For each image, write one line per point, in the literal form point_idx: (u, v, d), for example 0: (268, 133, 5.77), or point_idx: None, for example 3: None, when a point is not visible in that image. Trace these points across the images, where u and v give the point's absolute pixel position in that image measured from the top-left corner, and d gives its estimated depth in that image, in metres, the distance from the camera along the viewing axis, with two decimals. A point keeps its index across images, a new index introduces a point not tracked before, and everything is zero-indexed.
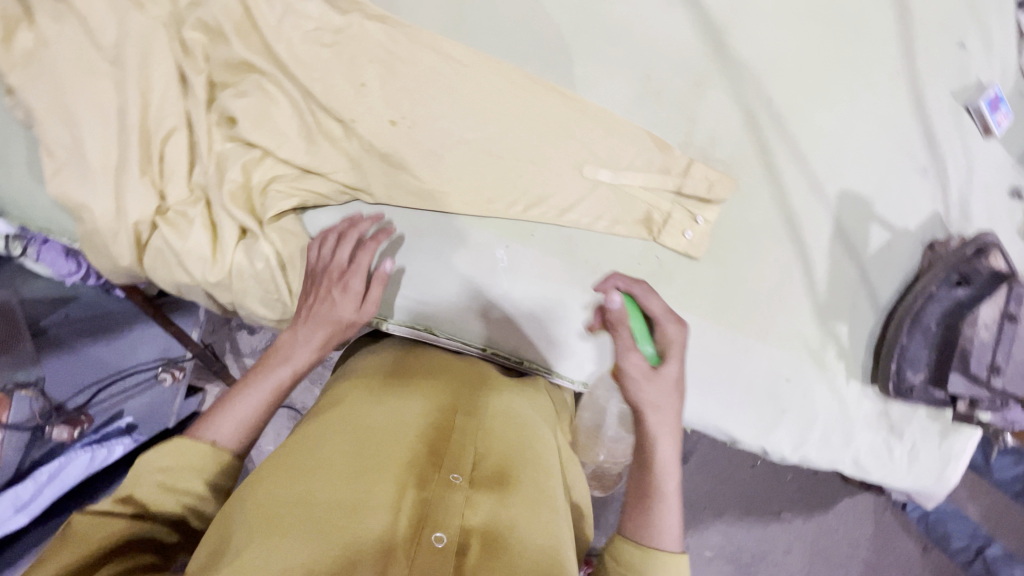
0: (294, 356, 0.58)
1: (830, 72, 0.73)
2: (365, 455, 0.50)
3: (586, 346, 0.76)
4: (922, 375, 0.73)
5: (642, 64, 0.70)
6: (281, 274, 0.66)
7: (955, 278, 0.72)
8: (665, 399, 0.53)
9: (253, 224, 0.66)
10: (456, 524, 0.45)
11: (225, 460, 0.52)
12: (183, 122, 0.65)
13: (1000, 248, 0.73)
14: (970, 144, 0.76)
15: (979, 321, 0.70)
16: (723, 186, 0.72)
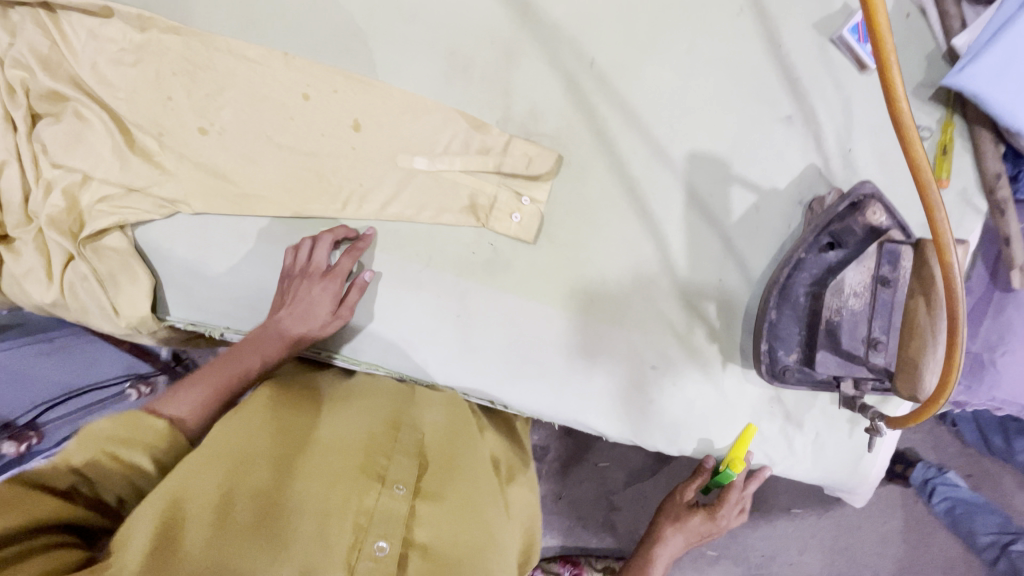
0: (264, 347, 0.62)
1: (655, 24, 0.65)
2: (321, 464, 0.55)
3: (428, 345, 0.72)
4: (795, 355, 0.64)
5: (445, 41, 0.66)
6: (103, 290, 0.68)
7: (825, 240, 0.62)
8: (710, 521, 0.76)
9: (70, 242, 0.68)
10: (398, 534, 0.53)
11: (178, 439, 0.52)
12: (12, 154, 0.69)
13: (880, 199, 0.61)
14: (843, 82, 0.65)
15: (845, 287, 0.60)
16: (543, 162, 0.67)
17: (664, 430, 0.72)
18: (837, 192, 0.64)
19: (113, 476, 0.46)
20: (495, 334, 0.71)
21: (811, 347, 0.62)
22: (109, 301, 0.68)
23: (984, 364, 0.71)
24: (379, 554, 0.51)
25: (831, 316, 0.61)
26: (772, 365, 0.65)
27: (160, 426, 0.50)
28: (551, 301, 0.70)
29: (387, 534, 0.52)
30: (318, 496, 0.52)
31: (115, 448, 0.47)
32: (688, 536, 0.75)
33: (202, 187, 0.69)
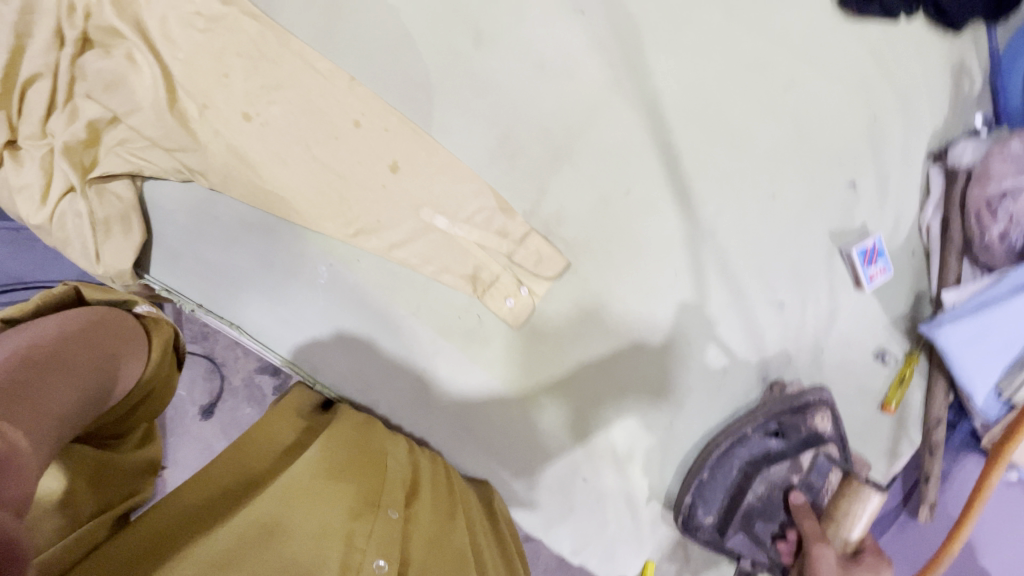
0: None
1: (697, 178, 0.69)
2: (321, 484, 0.58)
3: (387, 385, 0.75)
4: (711, 517, 0.71)
5: (503, 122, 0.69)
6: (91, 233, 0.68)
7: (773, 428, 0.70)
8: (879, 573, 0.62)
9: (78, 177, 0.67)
10: (394, 553, 0.54)
11: None
12: (48, 70, 0.67)
13: (830, 409, 0.71)
14: (837, 290, 0.70)
15: (773, 478, 0.69)
16: (550, 264, 0.69)
17: (574, 539, 0.75)
18: (800, 382, 0.71)
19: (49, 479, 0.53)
20: (450, 400, 0.74)
21: (727, 516, 0.70)
22: (94, 246, 0.68)
23: None
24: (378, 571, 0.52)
25: (757, 497, 0.69)
26: (686, 519, 0.71)
27: None
28: (515, 388, 0.73)
29: (386, 554, 0.54)
30: (317, 513, 0.54)
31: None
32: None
33: (225, 168, 0.70)
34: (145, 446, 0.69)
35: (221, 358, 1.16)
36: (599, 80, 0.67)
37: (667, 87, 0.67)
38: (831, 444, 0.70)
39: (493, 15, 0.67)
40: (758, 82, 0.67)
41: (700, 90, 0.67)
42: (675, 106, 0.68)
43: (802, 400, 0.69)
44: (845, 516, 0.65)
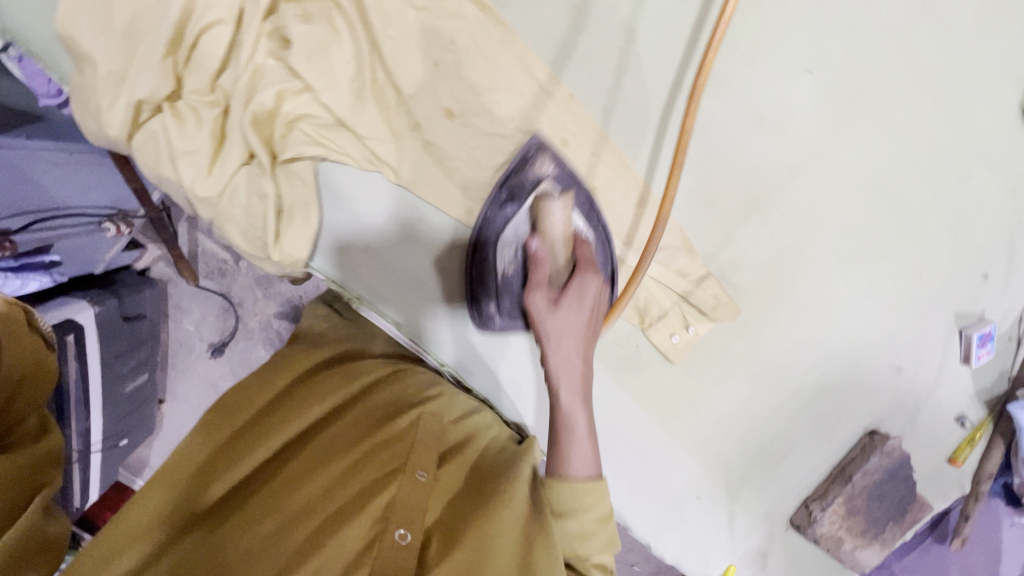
0: None
1: (867, 249, 0.73)
2: (318, 458, 0.56)
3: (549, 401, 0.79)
4: (497, 309, 0.71)
5: (708, 167, 0.69)
6: (276, 220, 0.65)
7: (503, 196, 0.66)
8: (572, 322, 0.60)
9: (266, 156, 0.62)
10: (419, 525, 0.51)
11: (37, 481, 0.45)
12: (231, 19, 0.58)
13: (893, 449, 0.80)
14: (946, 363, 0.79)
15: (508, 244, 0.67)
16: (724, 309, 0.73)
17: (676, 543, 0.84)
18: (898, 440, 0.80)
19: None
20: (466, 367, 0.77)
21: (495, 295, 0.70)
22: (278, 232, 0.65)
23: None
24: (402, 542, 0.49)
25: (509, 264, 0.68)
26: (481, 311, 0.72)
27: None
28: (660, 415, 0.79)
29: (408, 520, 0.51)
30: (316, 494, 0.52)
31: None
32: (574, 335, 0.60)
33: (417, 166, 0.67)
34: (45, 435, 0.59)
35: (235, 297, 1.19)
36: (808, 142, 0.68)
37: (866, 160, 0.70)
38: (557, 187, 0.66)
39: (727, 58, 0.66)
40: (940, 172, 0.71)
41: (892, 168, 0.70)
42: (866, 180, 0.71)
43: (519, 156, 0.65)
44: (545, 224, 0.65)
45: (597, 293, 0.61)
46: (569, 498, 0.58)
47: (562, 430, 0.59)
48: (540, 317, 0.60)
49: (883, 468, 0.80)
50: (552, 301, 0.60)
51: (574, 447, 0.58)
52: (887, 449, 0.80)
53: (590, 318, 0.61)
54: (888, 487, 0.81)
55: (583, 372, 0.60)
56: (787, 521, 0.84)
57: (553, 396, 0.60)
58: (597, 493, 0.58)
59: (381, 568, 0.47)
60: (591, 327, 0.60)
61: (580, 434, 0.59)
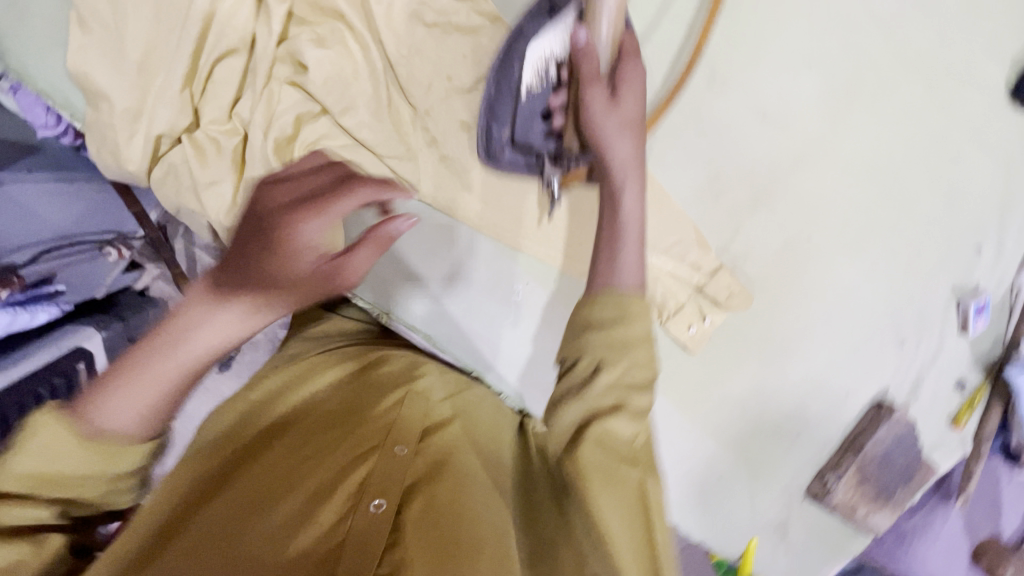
0: (198, 335, 0.44)
1: (868, 231, 0.77)
2: (292, 442, 0.52)
3: None
4: (508, 131, 0.60)
5: (713, 163, 0.73)
6: None
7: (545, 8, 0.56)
8: (627, 124, 0.52)
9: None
10: (396, 492, 0.48)
11: (121, 448, 0.43)
12: (245, 47, 0.59)
13: (897, 416, 0.84)
14: (947, 333, 0.83)
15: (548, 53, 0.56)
16: (739, 298, 0.76)
17: (699, 518, 0.90)
18: (905, 409, 0.84)
19: (57, 490, 0.42)
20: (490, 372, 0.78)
21: (518, 119, 0.59)
22: None
23: (905, 539, 0.98)
24: (378, 510, 0.47)
25: (535, 82, 0.57)
26: (492, 135, 0.61)
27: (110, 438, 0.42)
28: (681, 400, 0.84)
29: (384, 490, 0.48)
30: (287, 476, 0.48)
31: (50, 473, 0.41)
32: (625, 133, 0.52)
33: (436, 180, 0.67)
34: None
35: None
36: (805, 133, 0.72)
37: (862, 147, 0.73)
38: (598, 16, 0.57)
39: (730, 61, 0.70)
40: (936, 153, 0.74)
41: (888, 153, 0.74)
42: (864, 165, 0.74)
43: None
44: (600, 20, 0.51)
45: (638, 97, 0.53)
46: (614, 309, 0.48)
47: (617, 216, 0.52)
48: (599, 115, 0.51)
49: (889, 435, 0.85)
50: (610, 93, 0.52)
51: (626, 260, 0.51)
52: (892, 418, 0.84)
53: (632, 122, 0.53)
54: (895, 452, 0.86)
55: (639, 177, 0.53)
56: (803, 493, 0.88)
57: (603, 191, 0.53)
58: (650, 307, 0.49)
59: (354, 543, 0.44)
60: (644, 124, 0.54)
61: (630, 242, 0.51)
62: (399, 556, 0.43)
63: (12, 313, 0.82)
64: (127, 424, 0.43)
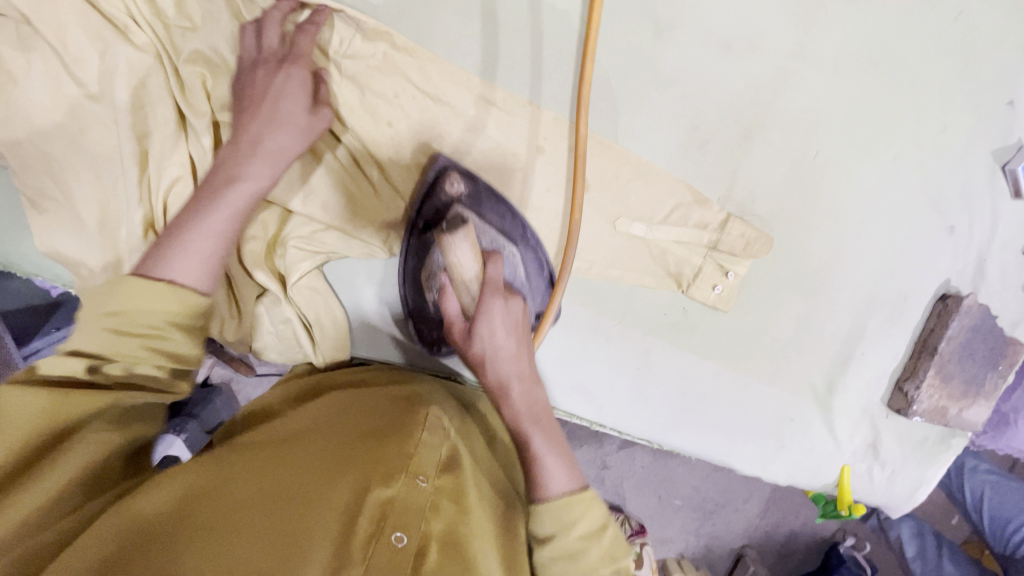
0: (242, 175, 0.51)
1: (879, 126, 0.69)
2: (314, 458, 0.51)
3: (626, 393, 0.78)
4: (437, 331, 0.70)
5: (690, 112, 0.67)
6: (310, 335, 0.69)
7: (421, 225, 0.64)
8: (497, 341, 0.55)
9: (277, 285, 0.65)
10: (417, 529, 0.47)
11: (189, 300, 0.45)
12: (188, 171, 0.59)
13: (969, 305, 0.77)
14: (998, 203, 0.75)
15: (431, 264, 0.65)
16: (757, 244, 0.71)
17: (787, 468, 0.85)
18: (974, 296, 0.77)
19: (128, 346, 0.42)
20: None
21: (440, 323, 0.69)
22: (319, 343, 0.70)
23: (1008, 422, 0.92)
24: (399, 546, 0.45)
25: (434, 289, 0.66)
26: (428, 341, 0.71)
27: (158, 289, 0.44)
28: (732, 362, 0.78)
29: (404, 524, 0.47)
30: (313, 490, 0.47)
31: (122, 326, 0.42)
32: (505, 352, 0.56)
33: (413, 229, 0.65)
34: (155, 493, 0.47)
35: None
36: (779, 48, 0.65)
37: (846, 40, 0.65)
38: (466, 208, 0.64)
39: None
40: (927, 17, 0.66)
41: (878, 35, 0.66)
42: (854, 59, 0.66)
43: (422, 175, 0.64)
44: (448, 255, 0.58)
45: (506, 312, 0.56)
46: (553, 523, 0.52)
47: (528, 451, 0.55)
48: (462, 348, 0.57)
49: (962, 327, 0.78)
50: (468, 329, 0.56)
51: (543, 464, 0.54)
52: (962, 311, 0.77)
53: (512, 329, 0.56)
54: (973, 341, 0.79)
55: (525, 388, 0.56)
56: (885, 407, 0.84)
57: (502, 410, 0.56)
58: (585, 505, 0.53)
59: (375, 572, 0.43)
60: (519, 334, 0.56)
61: (540, 452, 0.54)
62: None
63: None
64: (185, 279, 0.46)
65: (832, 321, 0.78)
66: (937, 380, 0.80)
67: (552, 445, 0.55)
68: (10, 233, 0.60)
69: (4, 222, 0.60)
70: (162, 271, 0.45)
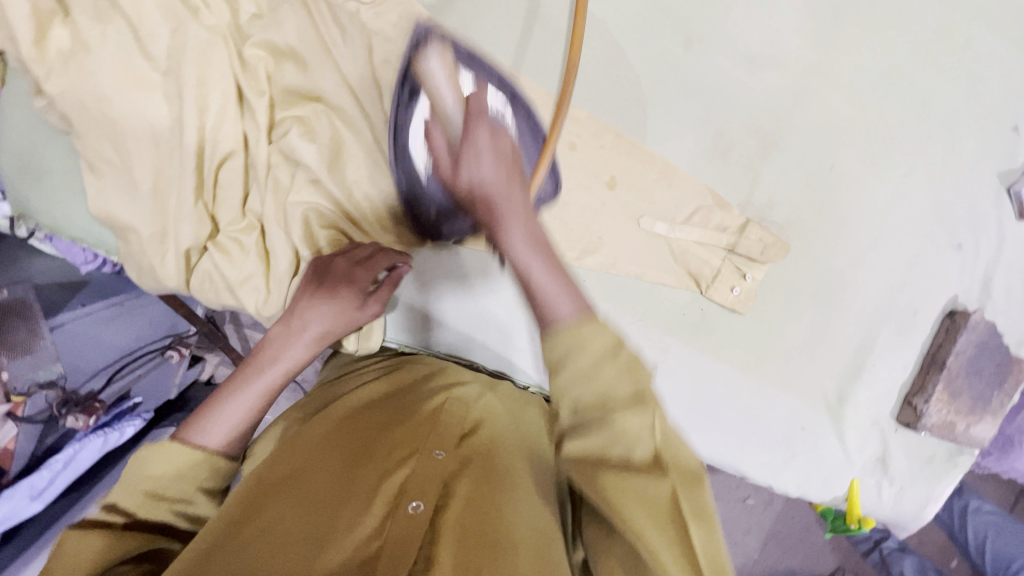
0: (288, 353, 0.55)
1: (893, 142, 0.73)
2: (342, 446, 0.54)
3: None
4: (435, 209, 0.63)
5: (713, 119, 0.71)
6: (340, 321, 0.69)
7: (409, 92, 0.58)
8: (491, 177, 0.46)
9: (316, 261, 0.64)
10: (433, 494, 0.49)
11: (218, 464, 0.49)
12: (240, 145, 0.62)
13: (975, 321, 0.79)
14: (1003, 224, 0.78)
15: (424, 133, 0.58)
16: (775, 250, 0.74)
17: (797, 478, 0.86)
18: (981, 312, 0.80)
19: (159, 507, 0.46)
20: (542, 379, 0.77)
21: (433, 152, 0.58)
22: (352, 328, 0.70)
23: (1013, 444, 0.93)
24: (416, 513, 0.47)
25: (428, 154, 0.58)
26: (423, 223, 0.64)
27: (197, 456, 0.47)
28: (745, 367, 0.80)
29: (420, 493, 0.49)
30: (340, 472, 0.51)
31: (154, 481, 0.46)
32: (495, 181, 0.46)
33: None
34: None
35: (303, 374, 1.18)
36: (799, 64, 0.70)
37: (861, 61, 0.70)
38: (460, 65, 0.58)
39: (701, 15, 0.68)
40: (938, 45, 0.71)
41: (891, 58, 0.70)
42: (868, 79, 0.71)
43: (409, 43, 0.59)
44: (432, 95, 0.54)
45: (493, 141, 0.48)
46: (562, 347, 0.40)
47: (514, 240, 0.45)
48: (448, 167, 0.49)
49: (969, 343, 0.80)
50: (454, 160, 0.49)
51: (542, 292, 0.42)
52: (969, 327, 0.79)
53: (507, 164, 0.47)
54: (980, 357, 0.82)
55: (528, 218, 0.46)
56: (894, 421, 0.85)
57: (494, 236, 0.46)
58: (598, 326, 0.40)
59: (392, 540, 0.45)
60: (515, 175, 0.47)
61: (538, 280, 0.43)
62: (433, 548, 0.44)
63: (103, 435, 0.93)
64: (216, 444, 0.49)
65: (844, 331, 0.80)
66: (945, 395, 0.82)
67: (556, 267, 0.43)
68: (63, 197, 0.63)
69: (58, 186, 0.63)
70: (195, 436, 0.49)
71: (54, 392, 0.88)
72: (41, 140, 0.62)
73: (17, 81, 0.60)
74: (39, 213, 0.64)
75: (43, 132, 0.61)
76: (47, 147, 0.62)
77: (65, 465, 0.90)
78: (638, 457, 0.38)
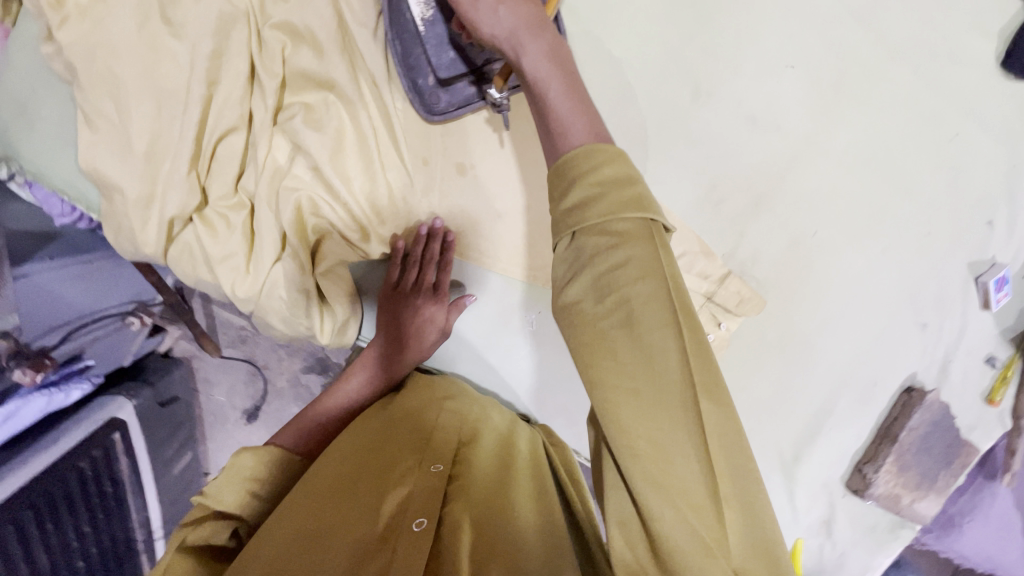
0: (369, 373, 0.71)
1: (875, 219, 0.76)
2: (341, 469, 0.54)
3: None
4: (431, 80, 0.61)
5: (709, 172, 0.73)
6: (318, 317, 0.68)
7: None
8: None
9: (306, 256, 0.65)
10: (433, 511, 0.49)
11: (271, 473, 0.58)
12: (244, 122, 0.62)
13: (929, 399, 0.82)
14: (968, 311, 0.82)
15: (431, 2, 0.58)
16: (750, 304, 0.76)
17: None
18: (936, 392, 0.83)
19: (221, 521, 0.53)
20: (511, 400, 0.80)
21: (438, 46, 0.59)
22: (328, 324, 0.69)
23: (954, 524, 0.96)
24: (420, 529, 0.48)
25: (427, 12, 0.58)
26: (416, 86, 0.61)
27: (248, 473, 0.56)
28: None
29: (424, 511, 0.49)
30: (343, 495, 0.51)
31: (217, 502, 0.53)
32: (525, 28, 0.48)
33: (439, 224, 0.68)
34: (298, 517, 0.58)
35: (261, 360, 1.16)
36: (797, 131, 0.73)
37: (856, 138, 0.74)
38: None
39: (712, 70, 0.71)
40: (930, 133, 0.74)
41: (884, 139, 0.74)
42: (860, 156, 0.74)
43: None
44: None
45: None
46: (584, 191, 0.41)
47: (548, 106, 0.46)
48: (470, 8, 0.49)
49: (924, 419, 0.83)
50: None
51: (560, 114, 0.45)
52: (923, 405, 0.83)
53: None
54: (932, 435, 0.84)
55: (559, 71, 0.47)
56: (844, 487, 0.87)
57: (520, 72, 0.48)
58: (608, 153, 0.42)
59: (400, 556, 0.45)
60: None
61: (556, 101, 0.45)
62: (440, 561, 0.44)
63: (48, 395, 0.90)
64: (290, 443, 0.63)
65: (807, 392, 0.83)
66: (893, 467, 0.84)
67: (579, 102, 0.46)
68: (56, 146, 0.62)
69: (52, 135, 0.62)
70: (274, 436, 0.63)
71: (6, 343, 0.85)
72: (41, 87, 0.61)
73: (27, 25, 0.60)
74: (27, 159, 0.63)
75: (46, 79, 0.61)
76: (46, 94, 0.61)
77: (4, 420, 0.85)
78: (644, 310, 0.39)
